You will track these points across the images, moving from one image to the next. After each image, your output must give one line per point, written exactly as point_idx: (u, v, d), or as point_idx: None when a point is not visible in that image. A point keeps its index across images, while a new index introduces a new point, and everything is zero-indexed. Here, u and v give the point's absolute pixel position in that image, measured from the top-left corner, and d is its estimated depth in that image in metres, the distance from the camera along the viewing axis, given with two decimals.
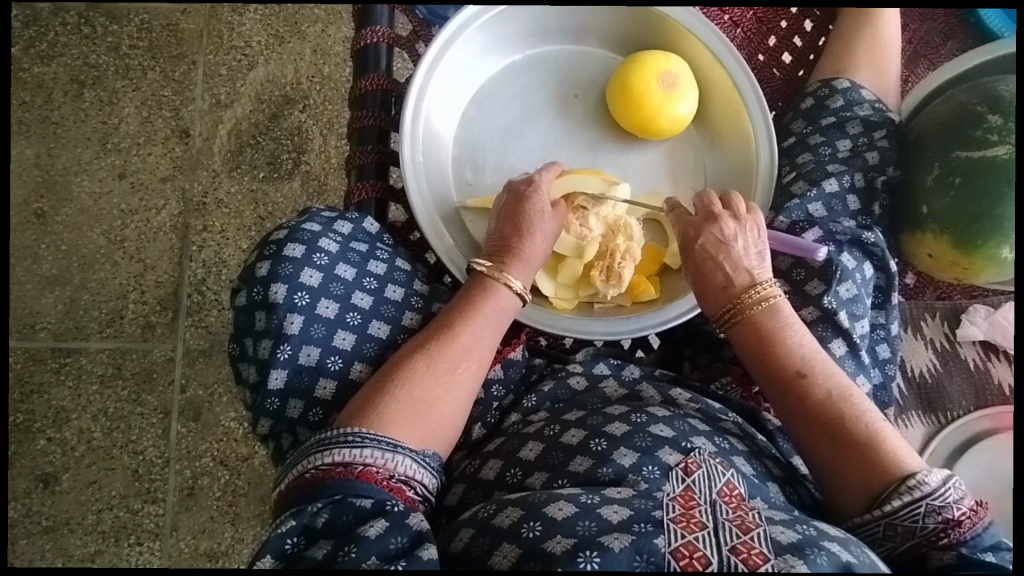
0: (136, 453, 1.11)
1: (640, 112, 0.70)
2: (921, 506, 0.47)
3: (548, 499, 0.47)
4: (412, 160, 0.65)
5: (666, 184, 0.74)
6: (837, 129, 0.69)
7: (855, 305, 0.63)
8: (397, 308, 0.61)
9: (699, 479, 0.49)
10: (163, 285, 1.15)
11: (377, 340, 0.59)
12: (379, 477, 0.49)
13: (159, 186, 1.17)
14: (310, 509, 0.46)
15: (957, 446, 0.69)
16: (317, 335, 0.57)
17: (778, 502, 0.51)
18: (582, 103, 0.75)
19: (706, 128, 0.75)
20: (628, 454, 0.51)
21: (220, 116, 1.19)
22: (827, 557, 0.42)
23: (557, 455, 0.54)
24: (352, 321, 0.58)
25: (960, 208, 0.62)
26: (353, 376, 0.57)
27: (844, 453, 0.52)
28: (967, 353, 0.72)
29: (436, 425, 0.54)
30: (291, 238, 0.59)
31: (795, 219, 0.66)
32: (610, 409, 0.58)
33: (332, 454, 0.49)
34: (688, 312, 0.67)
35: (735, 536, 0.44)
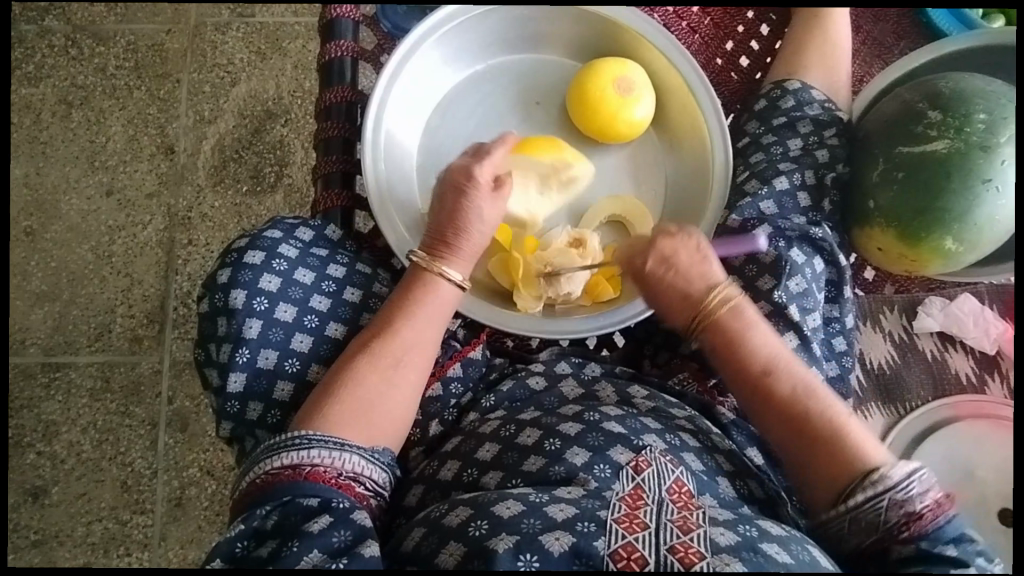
0: (125, 465, 1.13)
1: (597, 116, 0.72)
2: (885, 499, 0.49)
3: (497, 498, 0.49)
4: (374, 168, 0.68)
5: (628, 187, 0.76)
6: (788, 129, 0.71)
7: (805, 299, 0.64)
8: (355, 310, 0.63)
9: (648, 477, 0.51)
10: (149, 299, 1.17)
11: (333, 341, 0.61)
12: (327, 477, 0.50)
13: (145, 203, 1.20)
14: (259, 513, 0.48)
15: (915, 436, 0.69)
16: (276, 338, 0.59)
17: (725, 499, 0.53)
18: (544, 110, 0.77)
19: (665, 131, 0.76)
20: (580, 453, 0.53)
21: (205, 132, 1.22)
22: (763, 559, 0.44)
23: (512, 455, 0.56)
24: (310, 323, 0.60)
25: (904, 202, 0.64)
26: (310, 376, 0.59)
27: (811, 448, 0.55)
28: (925, 344, 0.74)
29: (382, 420, 0.56)
30: (252, 245, 0.61)
31: (747, 217, 0.68)
32: (564, 409, 0.60)
33: (281, 457, 0.51)
34: (647, 309, 0.68)
35: (674, 536, 0.45)
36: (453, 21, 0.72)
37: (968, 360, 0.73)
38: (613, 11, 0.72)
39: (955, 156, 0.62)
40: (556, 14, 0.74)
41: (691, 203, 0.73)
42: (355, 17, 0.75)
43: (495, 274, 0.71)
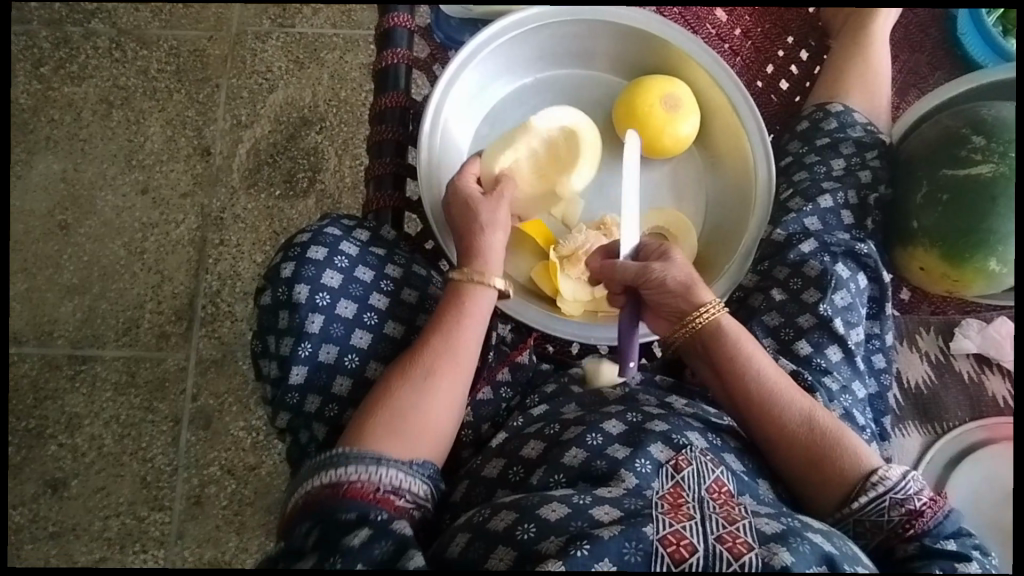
0: (145, 461, 1.13)
1: (645, 132, 0.74)
2: (885, 501, 0.52)
3: (541, 501, 0.49)
4: (428, 173, 0.69)
5: (669, 201, 0.77)
6: (832, 150, 0.74)
7: (849, 314, 0.66)
8: (413, 309, 0.64)
9: (688, 476, 0.51)
10: (178, 296, 1.18)
11: (391, 339, 0.62)
12: (365, 492, 0.51)
13: (180, 202, 1.22)
14: (302, 532, 0.49)
15: (951, 459, 0.70)
16: (337, 333, 0.60)
17: (765, 500, 0.53)
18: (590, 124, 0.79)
19: (706, 149, 0.78)
20: (622, 449, 0.54)
21: (241, 136, 1.24)
22: (809, 546, 0.45)
23: (554, 451, 0.56)
24: (370, 320, 0.62)
25: (945, 224, 0.66)
26: (368, 373, 0.61)
27: (805, 461, 0.55)
28: (961, 365, 0.75)
29: (421, 428, 0.56)
30: (314, 241, 0.62)
31: (792, 231, 0.71)
32: (607, 408, 0.60)
33: (319, 475, 0.52)
34: None
35: (721, 526, 0.46)
36: (507, 32, 0.73)
37: (1005, 383, 0.74)
38: (660, 30, 0.75)
39: (1000, 180, 0.64)
40: (606, 31, 0.76)
41: (733, 220, 0.74)
42: (410, 27, 0.77)
43: (538, 279, 0.71)
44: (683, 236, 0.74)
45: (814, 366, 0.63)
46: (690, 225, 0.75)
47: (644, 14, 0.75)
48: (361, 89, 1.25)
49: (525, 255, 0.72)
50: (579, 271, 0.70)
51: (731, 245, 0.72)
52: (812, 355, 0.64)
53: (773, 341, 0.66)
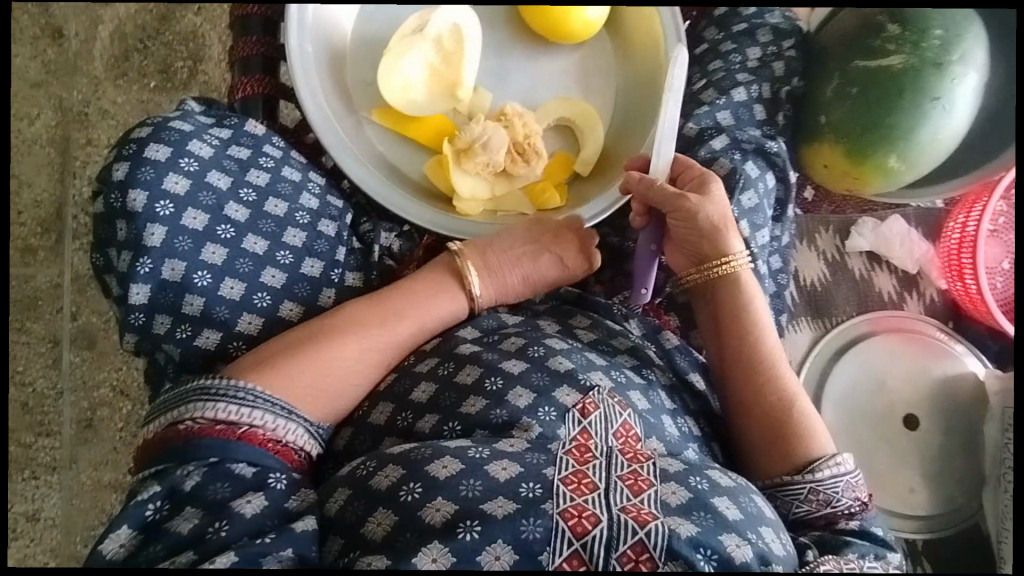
0: (23, 385, 1.02)
1: (550, 15, 0.67)
2: (843, 480, 0.55)
3: (432, 455, 0.47)
4: (298, 49, 0.60)
5: (577, 93, 0.72)
6: (748, 36, 0.71)
7: (755, 215, 0.66)
8: (278, 224, 0.56)
9: (596, 420, 0.51)
10: (42, 205, 1.04)
11: (252, 256, 0.55)
12: (264, 442, 0.47)
13: (30, 93, 1.02)
14: (179, 472, 0.45)
15: (839, 348, 0.73)
16: (183, 247, 0.52)
17: (671, 439, 0.54)
18: (490, 2, 0.70)
19: (619, 36, 0.72)
20: (523, 395, 0.52)
21: (98, 16, 1.05)
22: (712, 519, 0.45)
23: (448, 396, 0.53)
24: (224, 233, 0.54)
25: (851, 116, 0.67)
26: (223, 292, 0.53)
27: (773, 425, 0.59)
28: (854, 263, 0.76)
29: (328, 394, 0.53)
30: (155, 138, 0.53)
31: (705, 126, 0.67)
32: (506, 343, 0.57)
33: (217, 407, 0.47)
34: (597, 215, 0.67)
35: (625, 497, 0.44)
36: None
37: (891, 278, 0.76)
38: None
39: (909, 72, 0.64)
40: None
41: (639, 113, 0.70)
42: None
43: (432, 175, 0.67)
44: (587, 131, 0.70)
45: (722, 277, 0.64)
46: (597, 117, 0.70)
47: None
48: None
49: (420, 150, 0.68)
50: (474, 166, 0.65)
51: (637, 137, 0.69)
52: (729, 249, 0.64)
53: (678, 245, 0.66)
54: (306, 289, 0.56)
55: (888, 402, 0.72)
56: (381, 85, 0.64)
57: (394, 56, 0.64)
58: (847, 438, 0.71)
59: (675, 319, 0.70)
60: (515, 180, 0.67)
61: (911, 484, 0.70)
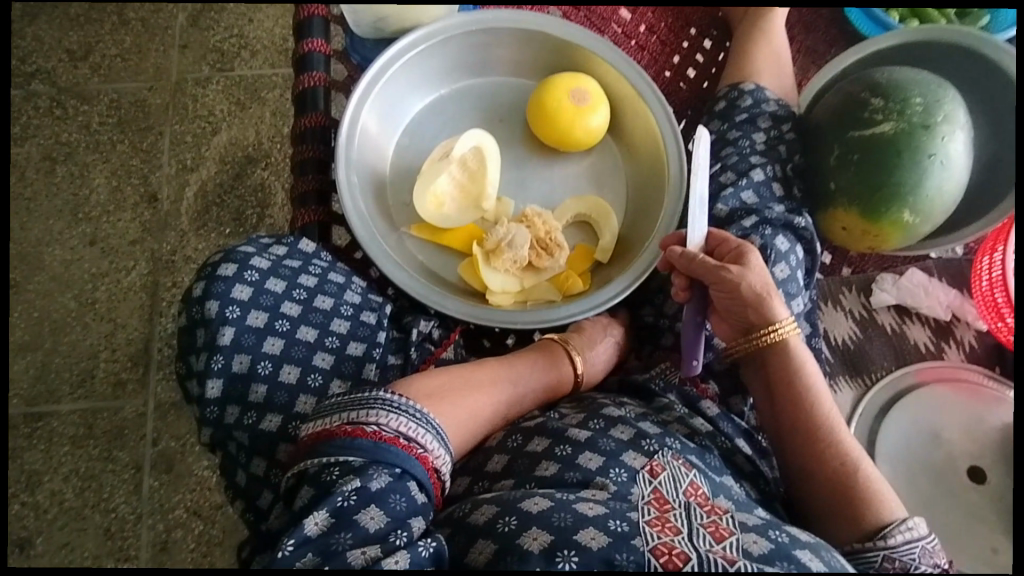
0: (108, 511, 1.10)
1: (557, 128, 0.77)
2: (918, 545, 0.51)
3: (524, 496, 0.50)
4: (346, 176, 0.70)
5: (590, 191, 0.80)
6: (750, 124, 0.78)
7: (789, 285, 0.69)
8: (326, 315, 0.63)
9: (665, 481, 0.53)
10: (133, 342, 1.19)
11: (306, 343, 0.61)
12: (431, 467, 0.52)
13: (129, 249, 1.22)
14: (372, 473, 0.48)
15: (883, 404, 0.72)
16: (248, 343, 0.59)
17: (741, 499, 0.54)
18: (506, 128, 0.82)
19: (623, 142, 0.82)
20: (593, 457, 0.54)
21: (187, 180, 1.26)
22: (796, 567, 0.45)
23: (522, 463, 0.57)
24: (281, 327, 0.60)
25: (860, 182, 0.70)
26: (284, 377, 0.59)
27: (842, 489, 0.56)
28: (884, 318, 0.77)
29: (460, 436, 0.59)
30: (225, 259, 0.62)
31: (733, 207, 0.73)
32: (565, 419, 0.61)
33: (400, 420, 0.51)
34: (614, 296, 0.71)
35: (709, 542, 0.46)
36: (424, 41, 0.77)
37: (924, 330, 0.76)
38: (562, 30, 0.78)
39: (901, 135, 0.69)
40: (514, 40, 0.80)
41: (649, 203, 0.78)
42: (326, 51, 0.81)
43: (467, 277, 0.75)
44: (603, 223, 0.77)
45: None
46: (609, 209, 0.78)
47: (549, 19, 0.78)
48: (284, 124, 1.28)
49: (453, 257, 0.77)
50: (502, 263, 0.72)
51: (651, 222, 0.76)
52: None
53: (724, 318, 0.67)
54: (352, 367, 0.61)
55: (948, 454, 0.69)
56: (416, 205, 0.74)
57: (426, 179, 0.74)
58: (913, 495, 0.67)
59: (713, 386, 0.70)
60: (541, 273, 0.74)
61: (993, 542, 0.65)
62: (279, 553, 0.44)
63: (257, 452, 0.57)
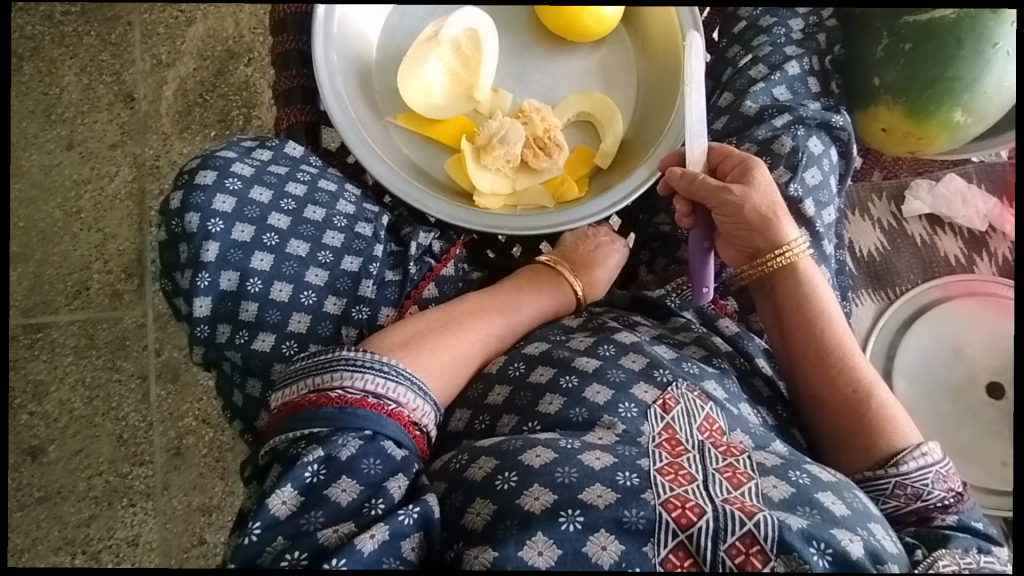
0: (118, 419, 1.12)
1: (566, 9, 0.68)
2: (931, 471, 0.49)
3: (524, 446, 0.47)
4: (325, 56, 0.63)
5: (598, 89, 0.73)
6: (787, 9, 0.69)
7: (820, 193, 0.64)
8: (318, 228, 0.58)
9: (678, 416, 0.51)
10: (126, 253, 1.15)
11: (297, 258, 0.56)
12: (408, 419, 0.51)
13: (109, 153, 1.15)
14: (338, 440, 0.47)
15: (903, 320, 0.69)
16: (234, 259, 0.55)
17: (758, 432, 0.53)
18: (507, 14, 0.72)
19: (638, 32, 0.72)
20: (601, 391, 0.52)
21: (165, 77, 1.17)
22: (819, 514, 0.43)
23: (525, 395, 0.54)
24: (269, 241, 0.56)
25: (910, 76, 0.64)
26: (274, 295, 0.55)
27: (850, 418, 0.54)
28: (915, 229, 0.73)
29: (441, 372, 0.56)
30: (204, 166, 0.57)
31: (762, 104, 0.66)
32: (574, 343, 0.58)
33: (366, 379, 0.50)
34: (610, 208, 0.64)
35: (726, 490, 0.44)
36: None
37: (957, 241, 0.72)
38: None
39: (963, 20, 0.61)
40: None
41: (663, 104, 0.69)
42: None
43: (454, 174, 0.68)
44: (608, 123, 0.70)
45: None
46: (616, 109, 0.71)
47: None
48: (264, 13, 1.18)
49: (443, 152, 0.71)
50: (492, 161, 0.67)
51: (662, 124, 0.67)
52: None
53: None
54: (348, 283, 0.58)
55: (969, 370, 0.68)
56: (400, 88, 0.67)
57: (412, 64, 0.68)
58: (934, 413, 0.67)
59: (733, 303, 0.67)
60: (538, 174, 0.68)
61: (1005, 457, 0.66)
62: (247, 539, 0.44)
63: (251, 372, 0.56)
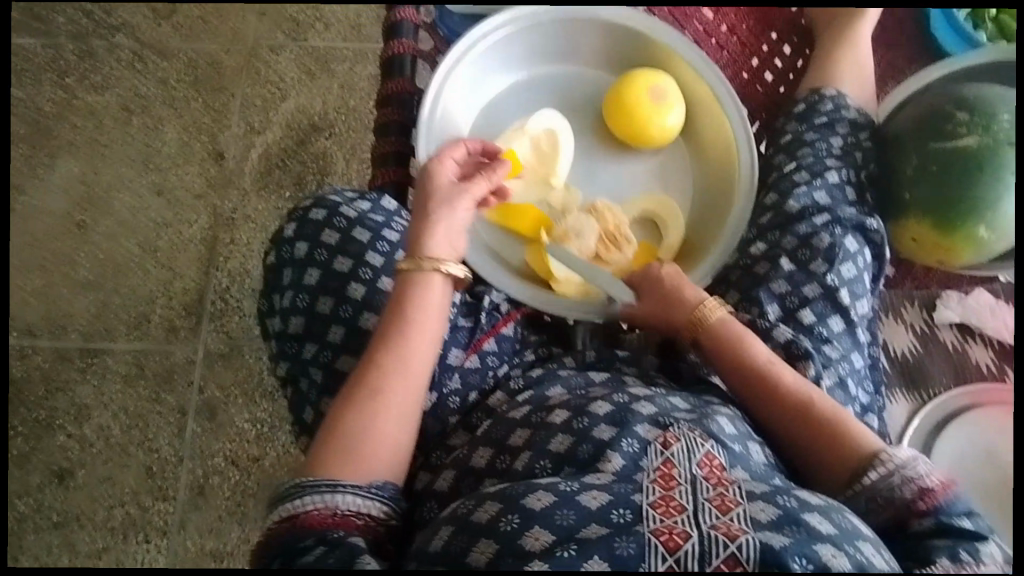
0: (151, 451, 1.14)
1: (631, 123, 0.79)
2: (895, 477, 0.54)
3: (527, 491, 0.51)
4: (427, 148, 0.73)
5: (656, 188, 0.81)
6: (828, 128, 0.78)
7: (855, 285, 0.70)
8: None
9: (678, 452, 0.53)
10: (189, 292, 1.22)
11: (386, 292, 0.62)
12: (348, 520, 0.51)
13: (193, 202, 1.26)
14: (299, 554, 0.49)
15: (937, 422, 0.73)
16: (333, 286, 0.62)
17: (757, 471, 0.55)
18: (576, 118, 0.83)
19: (693, 142, 0.82)
20: (607, 429, 0.56)
21: (254, 142, 1.30)
22: (805, 533, 0.46)
23: (540, 434, 0.58)
24: (364, 275, 0.63)
25: (938, 195, 0.71)
26: (363, 322, 0.61)
27: (819, 443, 0.59)
28: (945, 335, 0.78)
29: (372, 458, 0.55)
30: (317, 204, 0.66)
31: (804, 204, 0.73)
32: (592, 392, 0.62)
33: (312, 497, 0.51)
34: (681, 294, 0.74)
35: (714, 516, 0.47)
36: (508, 27, 0.79)
37: (987, 351, 0.77)
38: (647, 29, 0.79)
39: (986, 150, 0.69)
40: (590, 28, 0.81)
41: (719, 199, 0.79)
42: (415, 20, 0.83)
43: (531, 261, 0.77)
44: (670, 222, 0.79)
45: (816, 334, 0.67)
46: (676, 210, 0.80)
47: (630, 11, 0.79)
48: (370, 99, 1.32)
49: (520, 242, 0.78)
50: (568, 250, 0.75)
51: (717, 226, 0.78)
52: (815, 324, 0.68)
53: (780, 308, 0.69)
54: None
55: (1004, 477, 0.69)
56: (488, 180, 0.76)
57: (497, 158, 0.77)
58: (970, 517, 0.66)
59: None
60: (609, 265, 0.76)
61: None
62: None
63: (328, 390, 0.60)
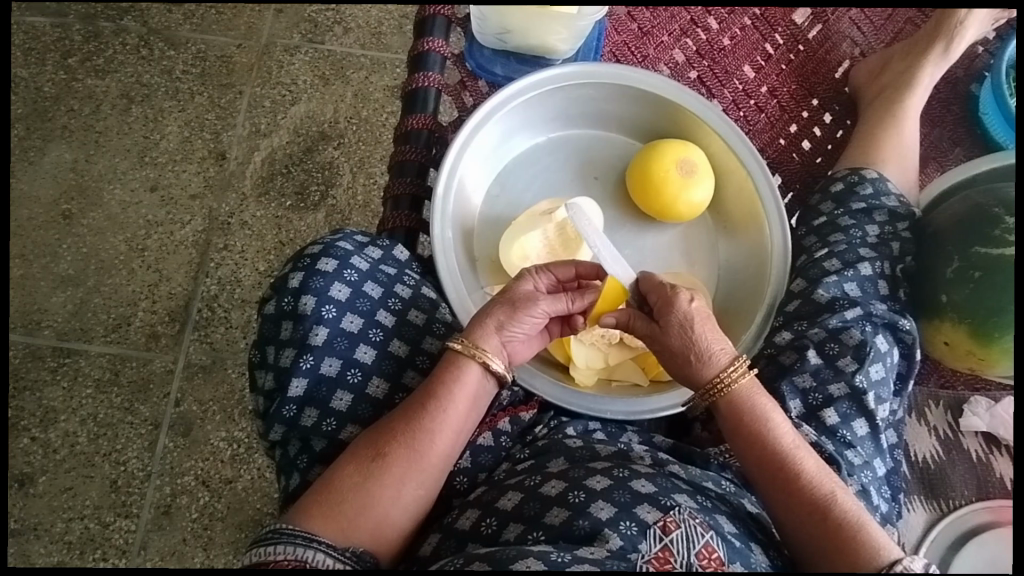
0: (118, 464, 1.07)
1: (660, 198, 0.74)
2: None
3: (517, 556, 0.46)
4: (443, 211, 0.68)
5: (682, 265, 0.77)
6: (866, 215, 0.75)
7: (881, 388, 0.66)
8: (419, 331, 0.63)
9: (677, 539, 0.47)
10: (174, 297, 1.13)
11: (396, 357, 0.62)
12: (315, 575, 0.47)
13: (188, 203, 1.17)
14: None
15: (956, 537, 0.70)
16: (340, 347, 0.59)
17: (759, 569, 0.49)
18: (601, 185, 0.79)
19: (720, 215, 0.78)
20: (605, 508, 0.51)
21: (258, 144, 1.20)
22: None
23: (533, 506, 0.53)
24: (373, 336, 0.61)
25: (977, 301, 0.67)
26: (370, 390, 0.60)
27: (827, 539, 0.51)
28: (970, 443, 0.75)
29: (361, 520, 0.52)
30: (325, 253, 0.62)
31: (834, 295, 0.69)
32: (594, 464, 0.57)
33: (280, 546, 0.48)
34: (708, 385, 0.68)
35: None
36: (534, 90, 0.73)
37: None
38: (679, 96, 0.75)
39: None
40: (617, 93, 0.76)
41: (751, 276, 0.75)
42: (444, 52, 0.78)
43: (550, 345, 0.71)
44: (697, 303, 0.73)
45: (838, 438, 0.63)
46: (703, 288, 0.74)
47: (658, 79, 0.75)
48: (384, 109, 1.22)
49: None
50: (591, 338, 0.69)
51: (746, 310, 0.73)
52: (838, 426, 0.63)
53: (802, 405, 0.65)
54: None
55: None
56: (502, 257, 0.72)
57: (515, 233, 0.71)
58: None
59: None
60: (632, 351, 0.70)
61: None
62: None
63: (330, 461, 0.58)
